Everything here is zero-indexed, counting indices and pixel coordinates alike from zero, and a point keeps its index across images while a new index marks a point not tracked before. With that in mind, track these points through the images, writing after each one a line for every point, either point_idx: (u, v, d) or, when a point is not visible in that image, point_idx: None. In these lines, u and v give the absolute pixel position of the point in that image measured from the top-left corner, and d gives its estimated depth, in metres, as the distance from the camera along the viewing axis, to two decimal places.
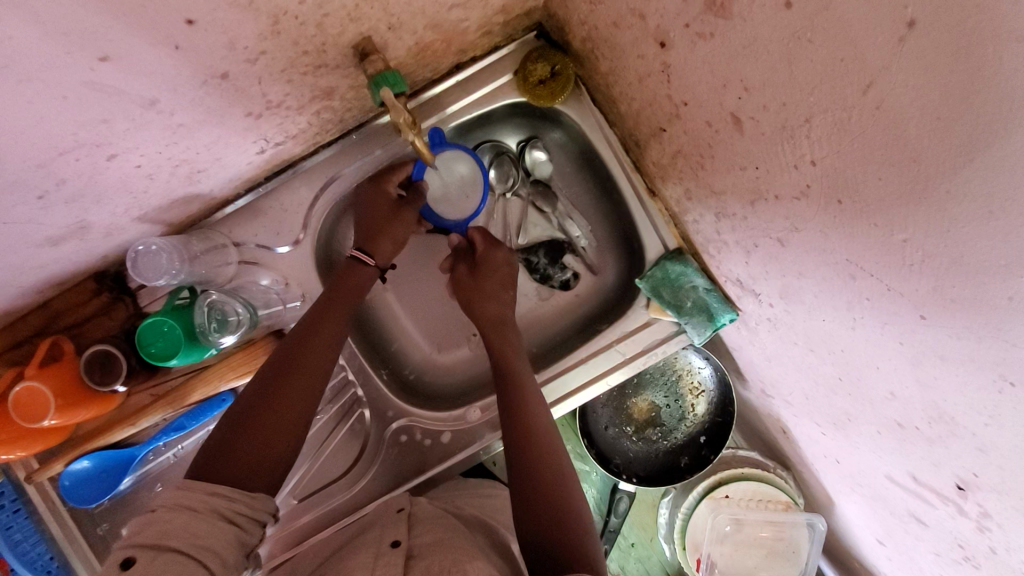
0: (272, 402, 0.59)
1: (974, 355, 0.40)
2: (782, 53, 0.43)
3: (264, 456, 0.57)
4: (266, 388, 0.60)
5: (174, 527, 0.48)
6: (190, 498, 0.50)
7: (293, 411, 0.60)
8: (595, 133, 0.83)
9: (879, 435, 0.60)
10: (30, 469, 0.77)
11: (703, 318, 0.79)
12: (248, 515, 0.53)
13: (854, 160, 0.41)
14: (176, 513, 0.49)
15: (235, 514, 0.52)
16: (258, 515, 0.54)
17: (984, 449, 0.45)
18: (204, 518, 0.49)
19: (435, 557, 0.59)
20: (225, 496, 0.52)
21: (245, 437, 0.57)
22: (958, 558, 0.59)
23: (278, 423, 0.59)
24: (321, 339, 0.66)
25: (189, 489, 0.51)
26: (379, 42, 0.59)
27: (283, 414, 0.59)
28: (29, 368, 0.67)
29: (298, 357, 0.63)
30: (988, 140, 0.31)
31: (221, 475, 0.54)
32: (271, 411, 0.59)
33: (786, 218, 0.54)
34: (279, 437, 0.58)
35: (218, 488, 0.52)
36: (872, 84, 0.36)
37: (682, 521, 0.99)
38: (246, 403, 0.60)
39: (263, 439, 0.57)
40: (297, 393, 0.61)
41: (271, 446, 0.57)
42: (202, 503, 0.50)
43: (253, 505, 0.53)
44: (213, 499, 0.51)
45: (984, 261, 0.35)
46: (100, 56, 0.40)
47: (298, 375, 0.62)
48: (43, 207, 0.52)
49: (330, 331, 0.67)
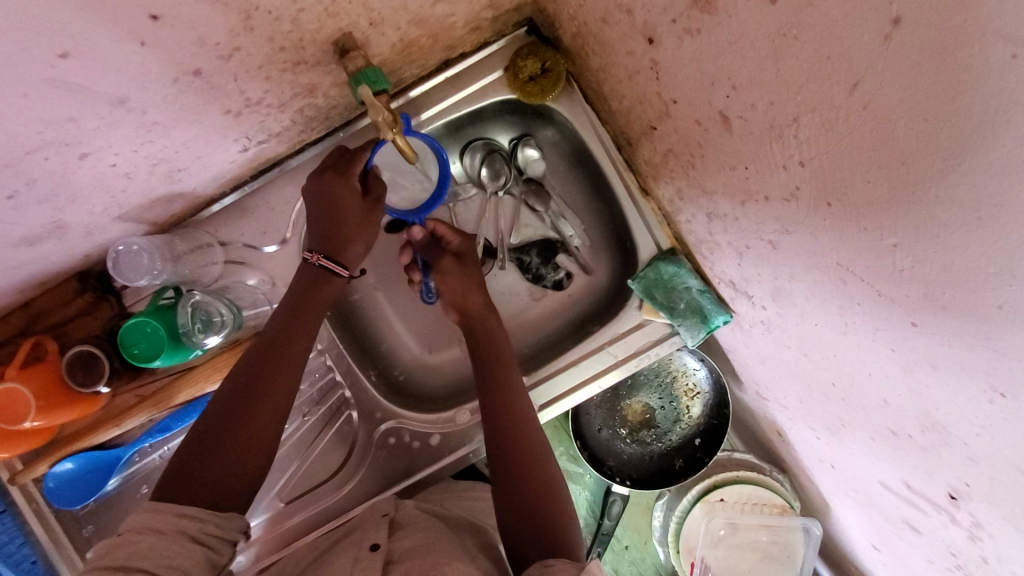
0: (240, 417, 0.59)
1: (965, 364, 0.38)
2: (768, 51, 0.41)
3: (234, 472, 0.57)
4: (235, 402, 0.60)
5: (141, 548, 0.48)
6: (158, 520, 0.50)
7: (264, 424, 0.60)
8: (588, 130, 0.82)
9: (873, 441, 0.59)
10: (14, 470, 0.76)
11: (697, 320, 0.77)
12: (219, 535, 0.53)
13: (842, 162, 0.40)
14: (143, 535, 0.49)
15: (205, 535, 0.52)
16: (231, 534, 0.54)
17: (976, 459, 0.43)
18: (171, 539, 0.50)
19: (415, 560, 0.58)
20: (194, 516, 0.52)
21: (214, 453, 0.56)
22: (951, 566, 0.57)
23: (247, 437, 0.58)
24: (289, 348, 0.65)
25: (157, 511, 0.51)
26: (360, 38, 0.58)
27: (254, 428, 0.59)
28: (9, 369, 0.66)
29: (267, 368, 0.63)
30: (977, 143, 0.29)
31: (191, 497, 0.54)
32: (242, 419, 0.59)
33: (777, 220, 0.52)
34: (253, 446, 0.59)
35: (188, 509, 0.52)
36: (859, 82, 0.35)
37: (677, 524, 0.97)
38: (212, 417, 0.59)
39: (232, 454, 0.57)
40: (267, 405, 0.61)
41: (241, 462, 0.57)
42: (169, 525, 0.50)
43: (224, 525, 0.54)
44: (181, 520, 0.51)
45: (975, 268, 0.34)
46: (60, 53, 0.39)
47: (266, 386, 0.62)
48: (15, 207, 0.51)
49: (299, 339, 0.66)
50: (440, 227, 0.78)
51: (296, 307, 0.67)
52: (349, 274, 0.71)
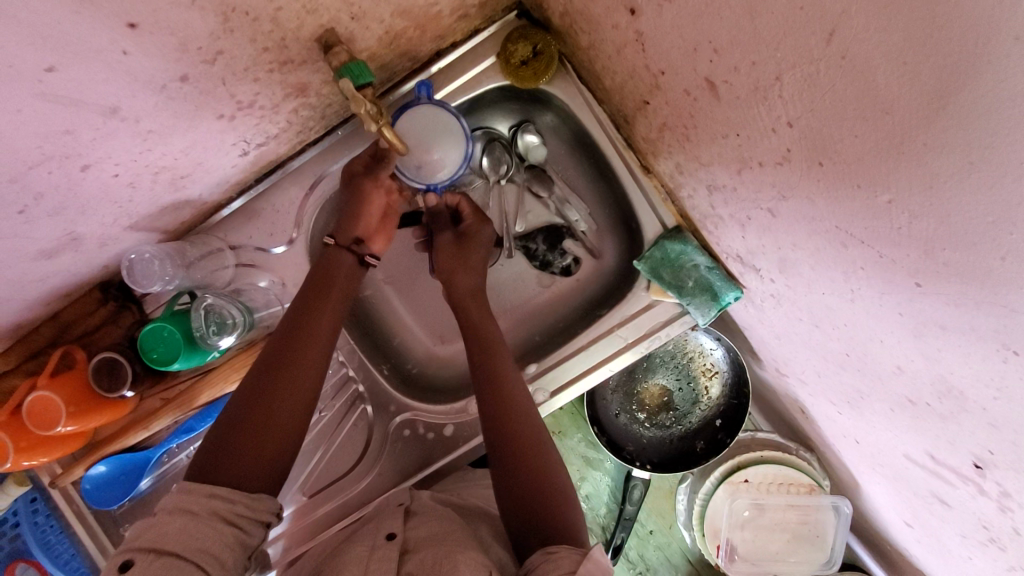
0: (267, 403, 0.60)
1: (974, 324, 0.37)
2: (743, 8, 0.40)
3: (263, 458, 0.58)
4: (261, 385, 0.61)
5: (174, 530, 0.49)
6: (190, 501, 0.52)
7: (289, 413, 0.61)
8: (586, 112, 0.80)
9: (892, 413, 0.56)
10: (54, 474, 0.81)
11: (707, 298, 0.75)
12: (250, 516, 0.54)
13: (829, 116, 0.38)
14: (176, 516, 0.50)
15: (235, 516, 0.53)
16: (261, 516, 0.55)
17: (996, 425, 0.41)
18: (202, 521, 0.51)
19: (429, 549, 0.59)
20: (224, 496, 0.53)
21: (240, 437, 0.57)
22: (985, 540, 0.55)
23: (275, 423, 0.59)
24: (314, 332, 0.66)
25: (189, 493, 0.52)
26: (344, 34, 0.58)
27: (277, 419, 0.60)
28: (40, 378, 0.69)
29: (294, 349, 0.64)
30: (960, 80, 0.28)
31: (223, 480, 0.55)
32: (261, 414, 0.59)
33: (773, 187, 0.50)
34: (272, 443, 0.59)
35: (218, 491, 0.53)
36: (834, 31, 0.33)
37: (700, 506, 0.95)
38: (239, 403, 0.60)
39: (250, 445, 0.57)
40: (287, 398, 0.61)
41: (272, 448, 0.58)
42: (201, 506, 0.52)
43: (253, 506, 0.55)
44: (211, 501, 0.52)
45: (972, 219, 0.32)
46: (47, 67, 0.40)
47: (288, 369, 0.62)
48: (27, 221, 0.54)
49: (324, 321, 0.67)
50: (462, 202, 0.79)
51: (318, 289, 0.69)
52: (331, 241, 0.72)
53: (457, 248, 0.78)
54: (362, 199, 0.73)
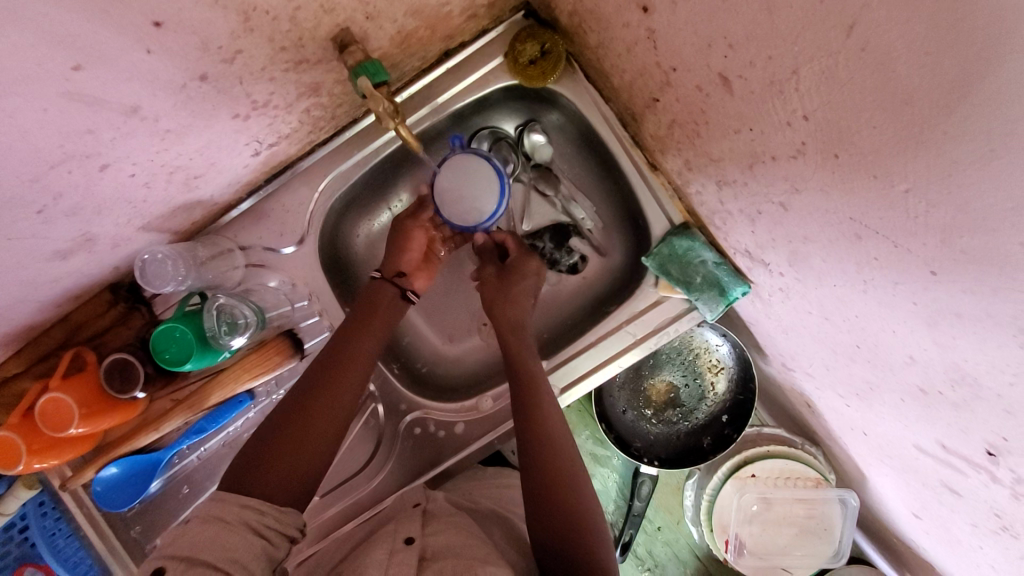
0: (309, 413, 0.62)
1: (990, 311, 0.37)
2: (761, 4, 0.41)
3: (299, 469, 0.59)
4: (300, 400, 0.63)
5: (205, 540, 0.50)
6: (224, 509, 0.53)
7: (322, 431, 0.62)
8: (593, 111, 0.81)
9: (903, 403, 0.57)
10: (64, 477, 0.80)
11: (715, 294, 0.76)
12: (277, 528, 0.55)
13: (846, 107, 0.39)
14: (208, 525, 0.51)
15: (264, 527, 0.54)
16: (288, 530, 0.55)
17: (1012, 411, 0.42)
18: (233, 530, 0.52)
19: (448, 560, 0.59)
20: (256, 508, 0.54)
21: (276, 448, 0.59)
22: (996, 528, 0.56)
23: (310, 434, 0.61)
24: (358, 352, 0.68)
25: (223, 501, 0.54)
26: (359, 33, 0.59)
27: (311, 435, 0.61)
28: (53, 380, 0.68)
29: (336, 369, 0.66)
30: (980, 70, 0.29)
31: (259, 489, 0.56)
32: (298, 428, 0.61)
33: (785, 180, 0.51)
34: (304, 456, 0.60)
35: (251, 502, 0.54)
36: (855, 24, 0.34)
37: (708, 502, 0.95)
38: (277, 418, 0.62)
39: (282, 456, 0.59)
40: (322, 415, 0.62)
41: (307, 461, 0.60)
42: (234, 515, 0.53)
43: (283, 519, 0.55)
44: (245, 511, 0.53)
45: (989, 206, 0.33)
46: (74, 65, 0.41)
47: (330, 382, 0.64)
48: (44, 221, 0.54)
49: (368, 342, 0.69)
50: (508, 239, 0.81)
51: (363, 313, 0.71)
52: (379, 273, 0.75)
53: (487, 277, 0.80)
54: (405, 235, 0.76)
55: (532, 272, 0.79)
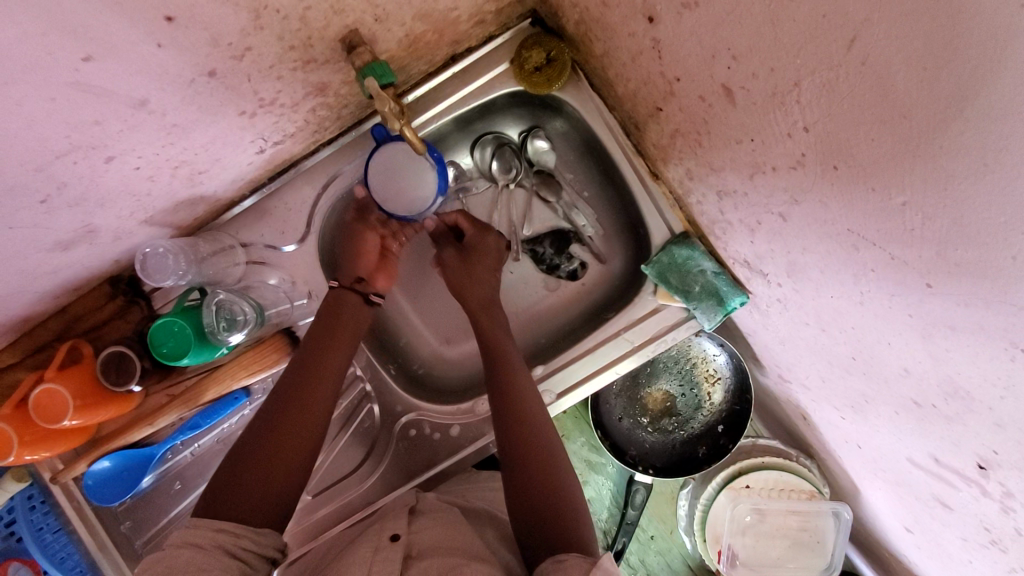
0: (279, 437, 0.62)
1: (983, 324, 0.38)
2: (765, 16, 0.41)
3: (277, 486, 0.59)
4: (274, 417, 0.63)
5: (180, 562, 0.50)
6: (197, 534, 0.53)
7: (295, 455, 0.62)
8: (597, 119, 0.82)
9: (896, 416, 0.57)
10: (55, 470, 0.80)
11: (713, 303, 0.77)
12: (254, 554, 0.55)
13: (847, 121, 0.40)
14: (184, 550, 0.51)
15: (240, 549, 0.54)
16: (266, 552, 0.56)
17: (1002, 424, 0.42)
18: (209, 553, 0.51)
19: (434, 560, 0.58)
20: (231, 532, 0.54)
21: (247, 472, 0.59)
22: (986, 542, 0.56)
23: (285, 452, 0.61)
24: (327, 364, 0.68)
25: (197, 528, 0.53)
26: (367, 35, 0.59)
27: (285, 456, 0.61)
28: (49, 371, 0.68)
29: (300, 384, 0.66)
30: (977, 87, 0.30)
31: (235, 511, 0.56)
32: (268, 451, 0.61)
33: (785, 191, 0.52)
34: (278, 474, 0.60)
35: (224, 525, 0.54)
36: (856, 38, 0.35)
37: (701, 512, 0.95)
38: (255, 432, 0.63)
39: (258, 480, 0.59)
40: (296, 433, 0.63)
41: (280, 479, 0.60)
42: (208, 539, 0.52)
43: (260, 539, 0.55)
44: (219, 535, 0.53)
45: (985, 221, 0.34)
46: (84, 57, 0.41)
47: (298, 404, 0.64)
48: (47, 212, 0.54)
49: (339, 356, 0.70)
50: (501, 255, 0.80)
51: (328, 328, 0.71)
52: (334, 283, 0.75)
53: (448, 260, 0.79)
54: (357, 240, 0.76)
55: (490, 248, 0.78)
